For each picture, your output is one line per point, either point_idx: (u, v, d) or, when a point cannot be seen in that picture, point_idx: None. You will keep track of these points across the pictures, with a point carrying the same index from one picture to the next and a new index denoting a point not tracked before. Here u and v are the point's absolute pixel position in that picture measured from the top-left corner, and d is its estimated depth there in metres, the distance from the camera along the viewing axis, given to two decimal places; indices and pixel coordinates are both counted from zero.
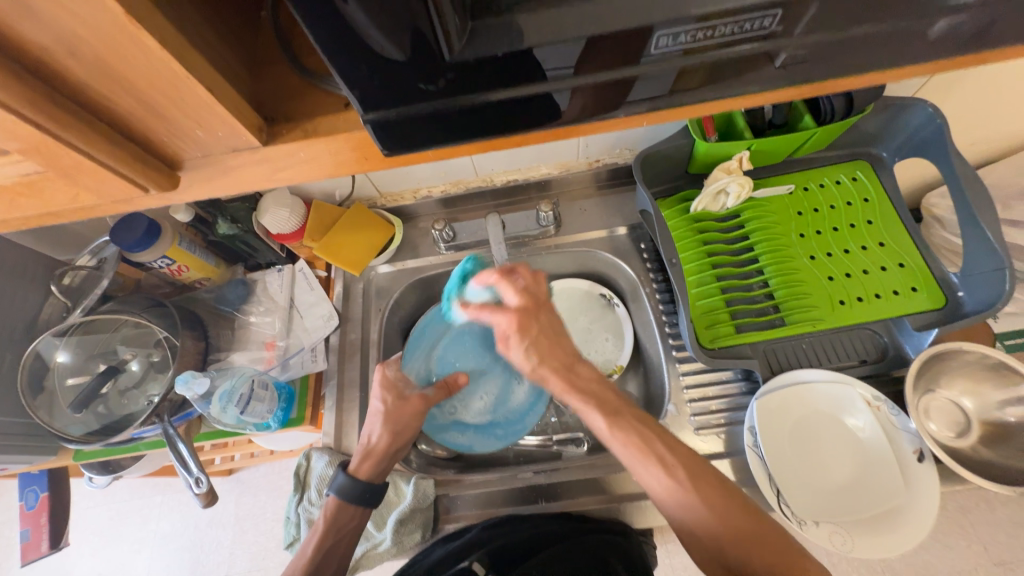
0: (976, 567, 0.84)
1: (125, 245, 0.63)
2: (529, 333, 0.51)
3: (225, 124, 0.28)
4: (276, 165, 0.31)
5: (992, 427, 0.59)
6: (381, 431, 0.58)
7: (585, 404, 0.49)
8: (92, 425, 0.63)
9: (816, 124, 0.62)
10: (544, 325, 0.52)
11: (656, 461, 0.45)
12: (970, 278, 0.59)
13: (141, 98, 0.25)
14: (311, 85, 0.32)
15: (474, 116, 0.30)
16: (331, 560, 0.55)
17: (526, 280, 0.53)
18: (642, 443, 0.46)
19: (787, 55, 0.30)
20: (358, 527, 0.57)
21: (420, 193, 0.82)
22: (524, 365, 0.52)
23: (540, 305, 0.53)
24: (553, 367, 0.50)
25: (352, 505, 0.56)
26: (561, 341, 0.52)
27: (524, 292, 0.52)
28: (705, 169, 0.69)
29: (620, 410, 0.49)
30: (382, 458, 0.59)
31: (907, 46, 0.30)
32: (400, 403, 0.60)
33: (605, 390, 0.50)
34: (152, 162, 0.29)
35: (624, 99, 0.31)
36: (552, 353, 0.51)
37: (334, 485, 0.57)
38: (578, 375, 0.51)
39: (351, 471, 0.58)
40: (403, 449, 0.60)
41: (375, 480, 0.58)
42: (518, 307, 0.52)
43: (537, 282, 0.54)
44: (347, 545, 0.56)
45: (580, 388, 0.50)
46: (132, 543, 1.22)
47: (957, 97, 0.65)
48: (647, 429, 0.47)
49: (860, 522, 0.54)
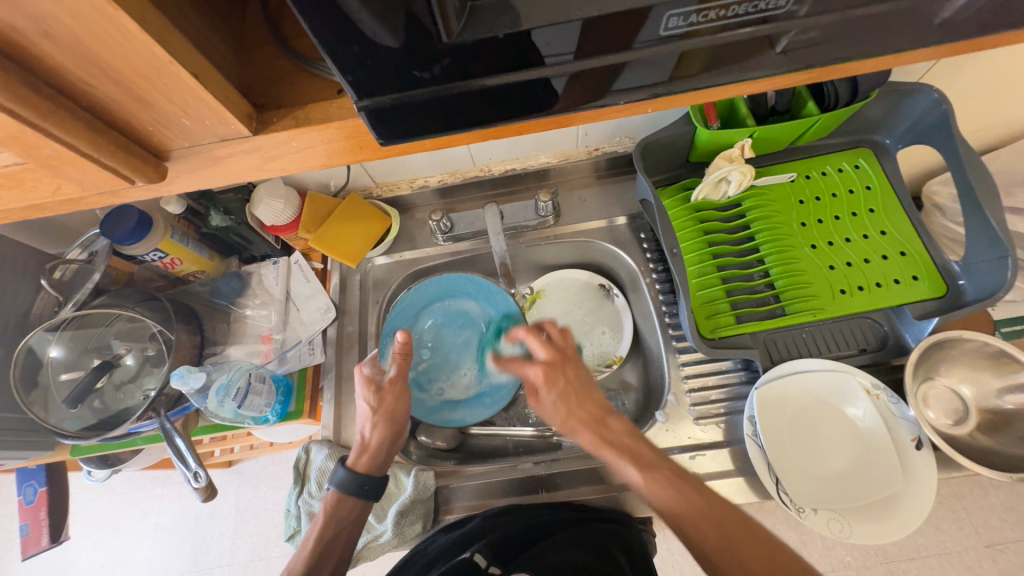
0: (966, 549, 0.85)
1: (115, 238, 0.62)
2: (557, 385, 0.55)
3: (212, 111, 0.26)
4: (266, 155, 0.30)
5: (992, 415, 0.59)
6: (374, 426, 0.58)
7: (619, 459, 0.50)
8: (88, 419, 0.62)
9: (821, 110, 0.60)
10: (572, 377, 0.55)
11: (689, 505, 0.46)
12: (972, 266, 0.59)
13: (123, 83, 0.24)
14: (302, 70, 0.31)
15: (473, 101, 0.28)
16: (332, 552, 0.55)
17: (553, 335, 0.58)
18: (679, 494, 0.47)
19: (801, 36, 0.28)
20: (357, 520, 0.57)
21: (417, 182, 0.80)
22: (554, 416, 0.54)
23: (567, 359, 0.56)
24: (582, 420, 0.53)
25: (352, 496, 0.56)
26: (589, 396, 0.54)
27: (550, 346, 0.56)
28: (706, 157, 0.68)
29: (652, 463, 0.50)
30: (380, 451, 0.58)
31: (922, 27, 0.29)
32: (380, 394, 0.59)
33: (638, 444, 0.51)
34: (136, 151, 0.27)
35: (628, 84, 0.30)
36: (581, 406, 0.54)
37: (333, 479, 0.56)
38: (609, 428, 0.53)
39: (350, 465, 0.57)
40: (400, 439, 0.60)
41: (376, 472, 0.58)
42: (547, 361, 0.56)
43: (563, 336, 0.58)
44: (346, 538, 0.56)
45: (614, 443, 0.51)
46: (134, 535, 1.22)
47: (962, 81, 0.64)
48: (683, 483, 0.48)
49: (858, 509, 0.54)
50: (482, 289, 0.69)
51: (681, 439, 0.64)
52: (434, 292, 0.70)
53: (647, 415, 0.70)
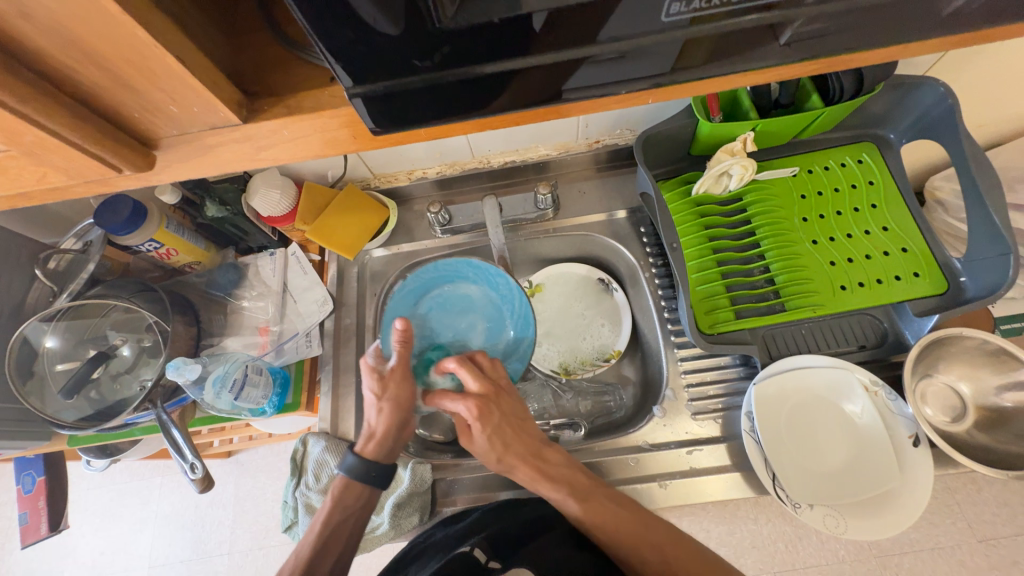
0: (960, 544, 0.86)
1: (109, 228, 0.61)
2: (491, 420, 0.54)
3: (200, 98, 0.26)
4: (258, 144, 0.29)
5: (989, 413, 0.59)
6: (380, 413, 0.57)
7: (558, 493, 0.54)
8: (85, 410, 0.62)
9: (824, 104, 0.59)
10: (505, 410, 0.55)
11: (632, 530, 0.51)
12: (973, 263, 0.58)
13: (106, 68, 0.23)
14: (294, 56, 0.30)
15: (469, 89, 0.28)
16: (337, 539, 0.55)
17: (483, 368, 0.57)
18: (621, 520, 0.51)
19: (807, 26, 0.27)
20: (364, 508, 0.56)
21: (415, 173, 0.79)
22: (489, 453, 0.56)
23: (500, 391, 0.56)
24: (518, 454, 0.55)
25: (359, 484, 0.56)
26: (522, 428, 0.57)
27: (481, 379, 0.55)
28: (707, 150, 0.67)
29: (592, 493, 0.54)
30: (387, 438, 0.57)
31: (932, 18, 0.28)
32: (383, 381, 0.57)
33: (576, 475, 0.55)
34: (123, 138, 0.27)
35: (629, 73, 0.29)
36: (515, 440, 0.55)
37: (343, 466, 0.57)
38: (547, 461, 0.56)
39: (358, 451, 0.57)
40: (407, 427, 0.59)
41: (385, 461, 0.58)
42: (480, 395, 0.54)
43: (493, 367, 0.57)
44: (353, 524, 0.56)
45: (551, 474, 0.55)
46: (134, 523, 1.23)
47: (969, 75, 0.63)
48: (623, 509, 0.52)
49: (854, 505, 0.55)
50: (481, 272, 0.66)
51: (678, 433, 0.64)
52: (429, 277, 0.66)
53: (644, 410, 0.70)
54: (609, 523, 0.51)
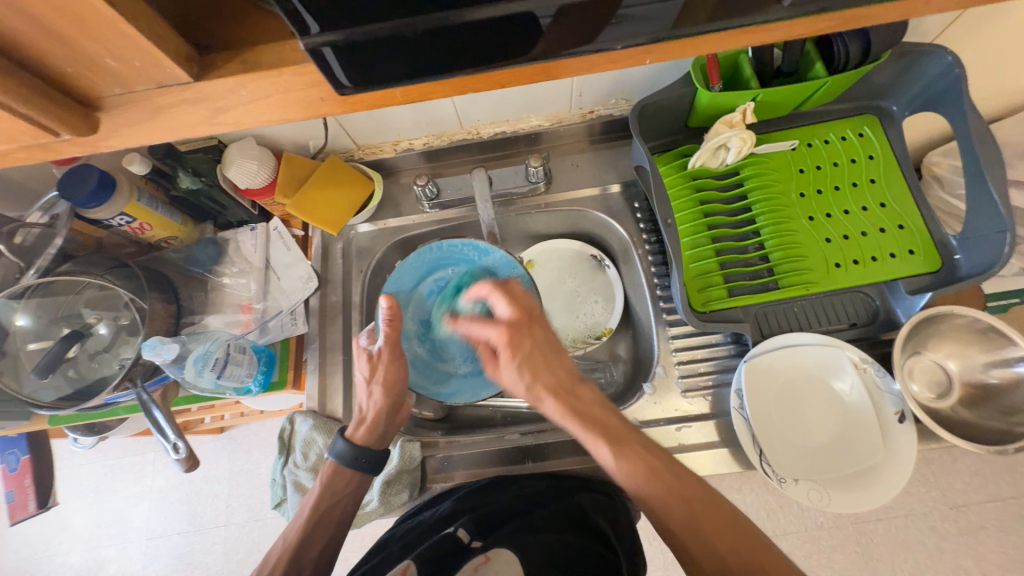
0: (932, 511, 0.89)
1: (77, 201, 0.58)
2: (520, 349, 0.54)
3: (142, 52, 0.23)
4: (213, 106, 0.26)
5: (975, 389, 0.59)
6: (371, 397, 0.57)
7: (589, 435, 0.49)
8: (64, 389, 0.60)
9: (828, 73, 0.57)
10: (536, 341, 0.55)
11: (659, 485, 0.45)
12: (969, 241, 0.57)
13: (25, 14, 0.20)
14: (253, 8, 0.27)
15: (446, 41, 0.25)
16: (325, 526, 0.54)
17: (519, 295, 0.56)
18: (652, 470, 0.46)
19: None
20: (354, 493, 0.56)
21: (401, 144, 0.76)
22: (518, 381, 0.54)
23: (533, 321, 0.56)
24: (548, 385, 0.53)
25: (348, 470, 0.55)
26: (554, 360, 0.55)
27: (515, 307, 0.55)
28: (705, 122, 0.65)
29: (625, 439, 0.48)
30: (378, 423, 0.58)
31: None
32: (376, 360, 0.58)
33: (608, 416, 0.50)
34: (57, 97, 0.24)
35: (621, 27, 0.26)
36: (545, 369, 0.54)
37: (332, 450, 0.56)
38: (578, 398, 0.52)
39: (349, 437, 0.57)
40: (400, 411, 0.59)
41: (376, 446, 0.58)
42: (511, 322, 0.54)
43: (529, 297, 0.57)
44: (341, 511, 0.55)
45: (581, 410, 0.51)
46: (129, 498, 1.24)
47: (977, 42, 0.61)
48: (652, 458, 0.47)
49: (838, 479, 0.55)
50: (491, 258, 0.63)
51: (668, 410, 0.64)
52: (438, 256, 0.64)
53: (635, 388, 0.70)
54: (640, 475, 0.46)
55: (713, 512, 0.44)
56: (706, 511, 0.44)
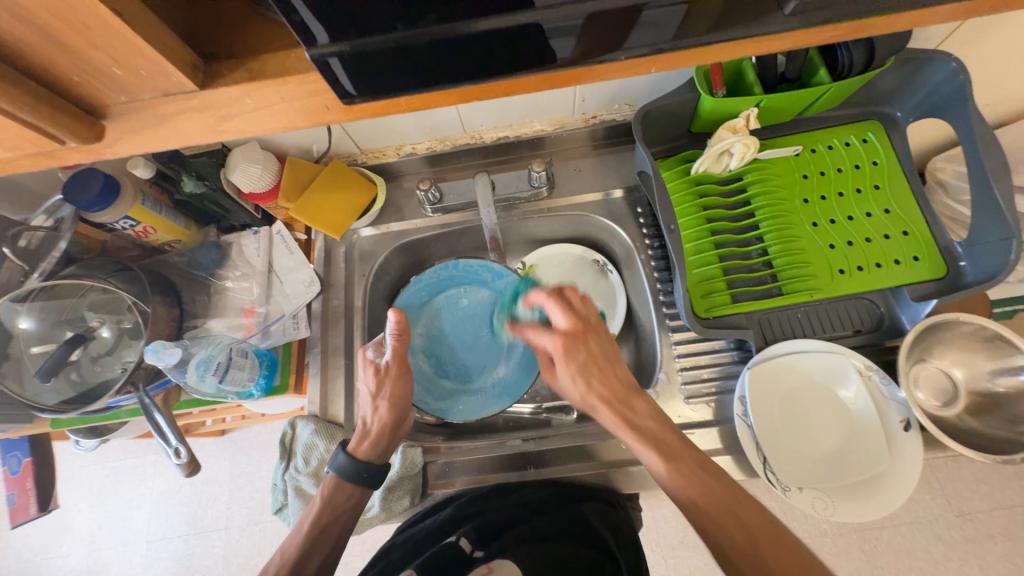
0: (937, 518, 0.88)
1: (81, 205, 0.58)
2: (577, 360, 0.52)
3: (147, 61, 0.23)
4: (216, 114, 0.26)
5: (981, 397, 0.59)
6: (375, 411, 0.57)
7: (643, 447, 0.49)
8: (66, 393, 0.60)
9: (832, 79, 0.57)
10: (593, 351, 0.52)
11: (717, 510, 0.44)
12: (975, 248, 0.57)
13: (31, 23, 0.20)
14: (257, 15, 0.27)
15: (452, 50, 0.25)
16: (326, 538, 0.53)
17: (576, 304, 0.53)
18: (709, 493, 0.45)
19: None
20: (354, 508, 0.55)
21: (404, 149, 0.76)
22: (574, 391, 0.53)
23: (590, 330, 0.53)
24: (605, 395, 0.52)
25: (349, 484, 0.55)
26: (611, 370, 0.53)
27: (573, 315, 0.52)
28: (709, 127, 0.65)
29: (680, 455, 0.48)
30: (381, 437, 0.57)
31: None
32: (382, 373, 0.58)
33: (662, 428, 0.50)
34: (62, 105, 0.24)
35: (626, 36, 0.26)
36: (603, 381, 0.52)
37: (333, 464, 0.55)
38: (633, 411, 0.51)
39: (351, 450, 0.56)
40: (404, 424, 0.59)
41: (378, 461, 0.57)
42: (568, 331, 0.52)
43: (586, 304, 0.54)
44: (341, 524, 0.54)
45: (636, 424, 0.50)
46: (130, 500, 1.24)
47: (981, 49, 0.61)
48: (711, 479, 0.46)
49: (844, 488, 0.55)
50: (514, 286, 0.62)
51: (671, 417, 0.63)
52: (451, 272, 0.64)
53: (637, 394, 0.69)
54: (699, 498, 0.45)
55: (773, 538, 0.42)
56: (766, 537, 0.42)
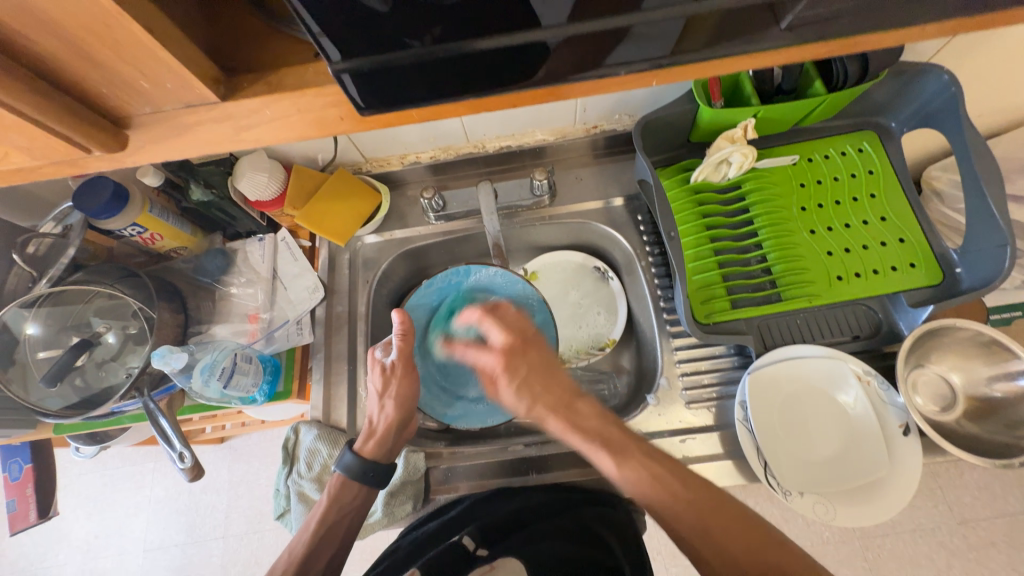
0: (940, 526, 0.89)
1: (89, 211, 0.59)
2: (518, 373, 0.52)
3: (174, 74, 0.24)
4: (237, 125, 0.27)
5: (979, 403, 0.59)
6: (383, 410, 0.57)
7: (589, 445, 0.49)
8: (69, 398, 0.61)
9: (827, 90, 0.58)
10: (534, 363, 0.53)
11: (669, 494, 0.45)
12: (970, 255, 0.58)
13: (65, 38, 0.21)
14: (277, 31, 0.28)
15: (463, 66, 0.26)
16: (333, 538, 0.54)
17: (509, 318, 0.55)
18: (660, 486, 0.45)
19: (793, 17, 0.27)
20: (362, 505, 0.56)
21: (408, 158, 0.77)
22: (517, 406, 0.52)
23: (526, 343, 0.54)
24: (548, 405, 0.51)
25: (356, 482, 0.55)
26: (553, 379, 0.53)
27: (507, 329, 0.54)
28: (708, 136, 0.66)
29: (627, 449, 0.48)
30: (387, 437, 0.57)
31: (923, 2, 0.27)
32: (387, 373, 0.57)
33: (607, 427, 0.50)
34: (89, 116, 0.25)
35: (628, 52, 0.27)
36: (545, 391, 0.52)
37: (339, 463, 0.56)
38: (578, 413, 0.51)
39: (357, 450, 0.57)
40: (410, 424, 0.58)
41: (384, 460, 0.57)
42: (506, 347, 0.53)
43: (517, 317, 0.56)
44: (348, 525, 0.55)
45: (582, 427, 0.50)
46: (127, 508, 1.23)
47: (972, 62, 0.62)
48: (657, 466, 0.47)
49: (844, 493, 0.55)
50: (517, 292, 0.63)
51: (672, 422, 0.64)
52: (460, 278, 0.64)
53: (639, 399, 0.70)
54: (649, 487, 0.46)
55: (716, 513, 0.43)
56: (712, 510, 0.43)
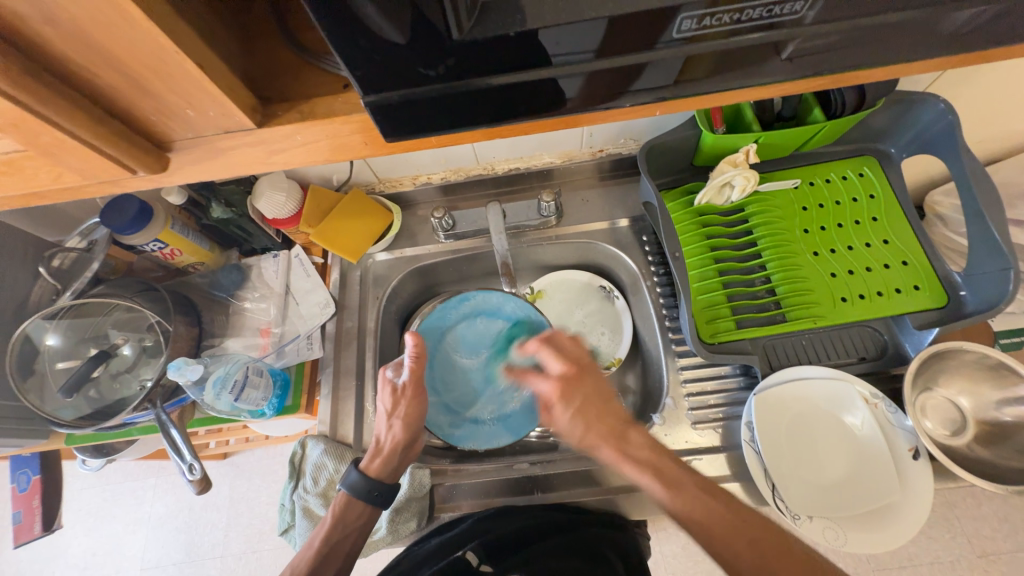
0: (959, 558, 0.86)
1: (115, 227, 0.62)
2: (573, 400, 0.51)
3: (216, 103, 0.26)
4: (269, 149, 0.29)
5: (989, 427, 0.59)
6: (389, 429, 0.58)
7: (643, 476, 0.47)
8: (83, 409, 0.62)
9: (827, 118, 0.60)
10: (588, 392, 0.52)
11: (727, 529, 0.43)
12: (974, 278, 0.59)
13: (124, 72, 0.24)
14: (308, 63, 0.31)
15: (480, 98, 0.28)
16: (335, 556, 0.53)
17: (567, 347, 0.54)
18: (714, 514, 0.44)
19: (795, 52, 0.28)
20: (365, 526, 0.55)
21: (419, 178, 0.80)
22: (571, 433, 0.51)
23: (583, 371, 0.53)
24: (602, 434, 0.50)
25: (360, 501, 0.55)
26: (607, 407, 0.51)
27: (565, 358, 0.53)
28: (710, 161, 0.68)
29: (679, 479, 0.47)
30: (392, 456, 0.57)
31: (919, 41, 0.28)
32: (398, 394, 0.58)
33: (662, 459, 0.48)
34: (137, 140, 0.27)
35: (636, 86, 0.29)
36: (598, 420, 0.50)
37: (345, 481, 0.56)
38: (630, 443, 0.49)
39: (363, 468, 0.57)
40: (417, 444, 0.59)
41: (387, 479, 0.57)
42: (562, 374, 0.52)
43: (578, 346, 0.55)
44: (351, 545, 0.54)
45: (632, 455, 0.48)
46: (127, 525, 1.22)
47: (969, 91, 0.64)
48: (712, 499, 0.45)
49: (855, 518, 0.54)
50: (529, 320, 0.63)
51: (677, 442, 0.63)
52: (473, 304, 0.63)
53: (644, 418, 0.70)
54: (699, 513, 0.45)
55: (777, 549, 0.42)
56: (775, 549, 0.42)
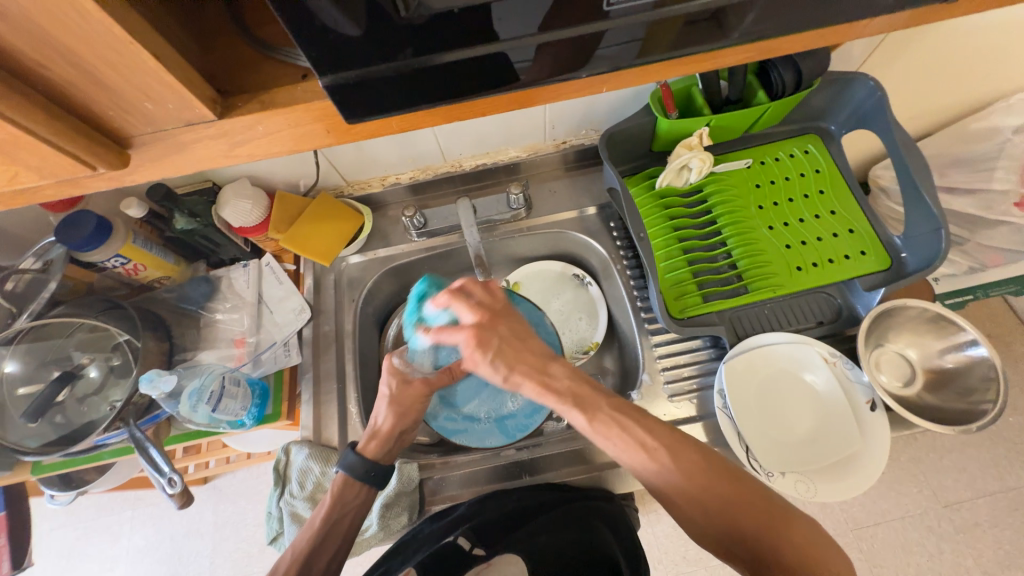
0: (926, 510, 0.92)
1: (72, 245, 0.60)
2: (492, 346, 0.48)
3: (177, 96, 0.27)
4: (231, 140, 0.30)
5: (935, 374, 0.64)
6: (388, 412, 0.58)
7: (562, 406, 0.47)
8: (48, 435, 0.60)
9: (770, 99, 0.64)
10: (506, 335, 0.49)
11: (637, 446, 0.45)
12: (912, 239, 0.63)
13: (79, 65, 0.24)
14: (267, 58, 0.32)
15: (433, 77, 0.29)
16: (334, 539, 0.54)
17: (480, 295, 0.50)
18: (625, 425, 0.45)
19: (729, 26, 0.30)
20: (363, 505, 0.56)
21: (388, 179, 0.81)
22: (494, 377, 0.48)
23: (497, 315, 0.50)
24: (525, 371, 0.48)
25: (359, 482, 0.55)
26: (527, 347, 0.49)
27: (478, 306, 0.49)
28: (668, 146, 0.71)
29: (597, 405, 0.47)
30: (389, 440, 0.58)
31: (837, 14, 0.31)
32: (404, 386, 0.58)
33: (581, 385, 0.48)
34: (95, 136, 0.27)
35: (585, 60, 0.31)
36: (520, 358, 0.48)
37: (344, 463, 0.56)
38: (551, 376, 0.48)
39: (359, 449, 0.57)
40: (410, 430, 0.60)
41: (384, 460, 0.58)
42: (475, 324, 0.48)
43: (492, 293, 0.51)
44: (349, 523, 0.55)
45: (554, 388, 0.47)
46: (104, 562, 1.17)
47: (895, 67, 0.70)
48: (622, 416, 0.46)
49: (823, 470, 0.58)
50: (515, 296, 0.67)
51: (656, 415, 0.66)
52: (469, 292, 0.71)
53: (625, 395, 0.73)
54: (608, 428, 0.46)
55: (677, 452, 0.44)
56: (677, 455, 0.44)
